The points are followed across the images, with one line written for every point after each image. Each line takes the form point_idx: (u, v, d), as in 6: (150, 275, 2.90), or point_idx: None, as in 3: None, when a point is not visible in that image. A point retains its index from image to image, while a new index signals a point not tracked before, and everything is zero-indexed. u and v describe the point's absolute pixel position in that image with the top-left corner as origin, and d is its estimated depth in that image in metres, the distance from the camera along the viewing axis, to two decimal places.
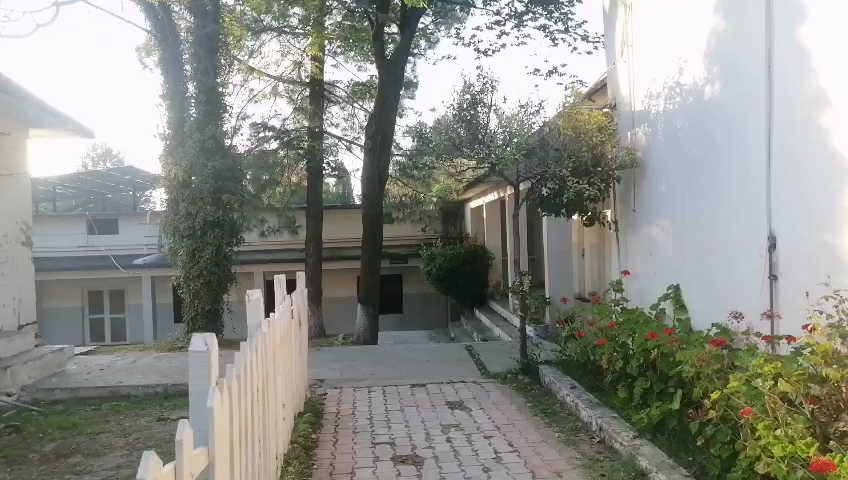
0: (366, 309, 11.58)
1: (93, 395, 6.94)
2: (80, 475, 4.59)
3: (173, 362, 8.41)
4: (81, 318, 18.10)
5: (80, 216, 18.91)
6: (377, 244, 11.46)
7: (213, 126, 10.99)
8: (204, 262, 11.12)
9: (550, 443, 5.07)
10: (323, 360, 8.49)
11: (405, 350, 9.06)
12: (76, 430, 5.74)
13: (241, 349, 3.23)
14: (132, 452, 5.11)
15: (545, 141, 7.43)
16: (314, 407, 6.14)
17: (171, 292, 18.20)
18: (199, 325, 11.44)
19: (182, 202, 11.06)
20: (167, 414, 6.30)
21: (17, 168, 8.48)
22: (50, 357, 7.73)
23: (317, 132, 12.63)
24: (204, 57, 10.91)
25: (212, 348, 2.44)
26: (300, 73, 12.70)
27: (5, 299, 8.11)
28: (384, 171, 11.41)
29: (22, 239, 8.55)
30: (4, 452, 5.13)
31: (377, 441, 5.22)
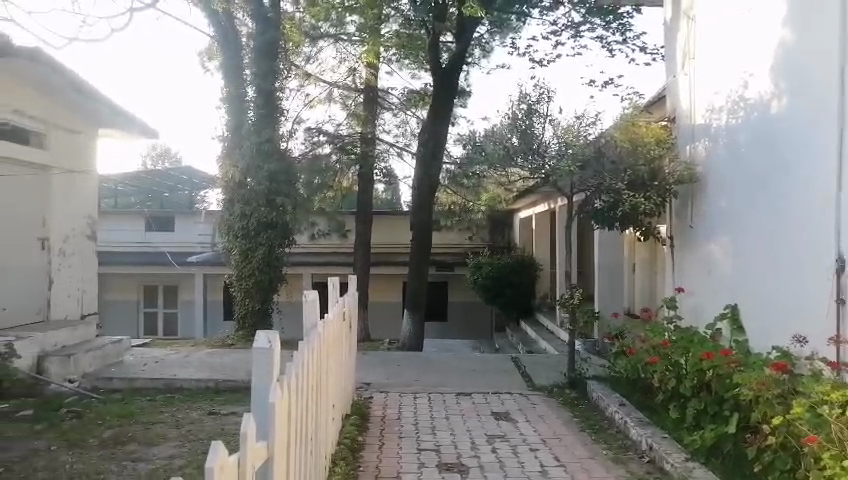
0: (412, 315, 11.63)
1: (148, 386, 7.18)
2: (137, 463, 4.76)
3: (224, 359, 8.62)
4: (137, 311, 18.72)
5: (140, 213, 19.62)
6: (426, 250, 11.51)
7: (270, 129, 11.22)
8: (257, 261, 11.48)
9: (598, 460, 4.99)
10: (370, 364, 8.58)
11: (451, 358, 9.06)
12: (133, 419, 5.95)
13: (299, 349, 3.32)
14: (185, 443, 5.26)
15: (601, 153, 7.31)
16: (361, 410, 6.21)
17: (222, 289, 18.64)
18: (248, 324, 11.70)
19: (238, 202, 11.39)
20: (218, 408, 6.46)
21: (87, 166, 8.88)
22: (110, 348, 8.04)
23: (370, 138, 12.78)
24: (263, 62, 11.24)
25: (274, 345, 2.54)
26: (355, 79, 12.93)
27: (70, 290, 8.51)
28: (435, 179, 11.45)
29: (88, 233, 8.95)
30: (67, 436, 5.36)
31: (422, 447, 5.23)
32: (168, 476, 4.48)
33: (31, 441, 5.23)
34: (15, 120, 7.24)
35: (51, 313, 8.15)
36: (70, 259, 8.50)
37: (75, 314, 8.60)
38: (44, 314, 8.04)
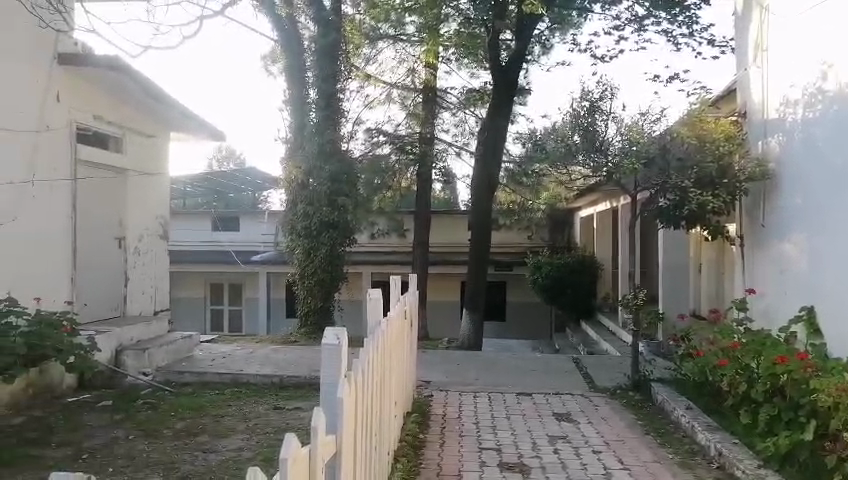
0: (470, 315, 11.63)
1: (217, 380, 7.45)
2: (208, 454, 4.96)
3: (288, 355, 8.85)
4: (204, 308, 19.40)
5: (207, 213, 20.33)
6: (485, 249, 11.48)
7: (331, 130, 11.49)
8: (319, 260, 11.73)
9: (664, 464, 4.87)
10: (429, 362, 8.63)
11: (511, 358, 9.02)
12: (203, 412, 6.19)
13: (365, 346, 3.41)
14: (253, 436, 5.43)
15: (666, 150, 7.09)
16: (421, 408, 6.27)
17: (284, 287, 19.10)
18: (311, 321, 11.95)
19: (301, 202, 11.66)
20: (283, 403, 6.64)
21: (159, 168, 9.26)
22: (181, 343, 8.38)
23: (429, 138, 12.78)
24: (324, 64, 11.53)
25: (343, 342, 2.60)
26: (414, 79, 12.99)
27: (144, 287, 8.92)
28: (495, 177, 11.43)
29: (160, 233, 9.35)
30: (143, 426, 5.63)
31: (484, 446, 5.24)
32: (238, 467, 4.65)
33: (111, 430, 5.52)
34: (96, 125, 7.65)
35: (126, 309, 8.54)
36: (143, 258, 8.91)
37: (148, 310, 9.00)
38: (121, 310, 8.44)
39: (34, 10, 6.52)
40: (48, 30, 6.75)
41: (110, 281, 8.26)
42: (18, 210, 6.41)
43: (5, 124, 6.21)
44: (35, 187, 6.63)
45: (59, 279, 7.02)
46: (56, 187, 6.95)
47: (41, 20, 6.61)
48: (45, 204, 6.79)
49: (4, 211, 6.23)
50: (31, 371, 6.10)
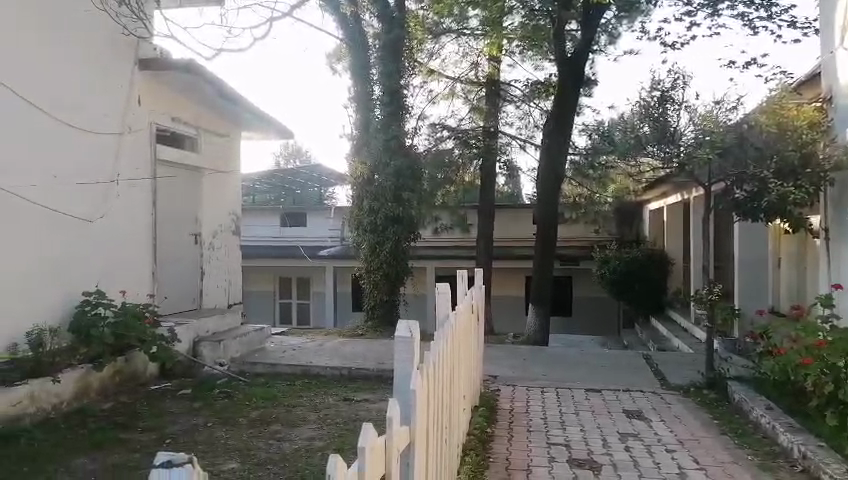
0: (536, 309, 11.55)
1: (288, 371, 7.67)
2: (281, 442, 5.12)
3: (356, 348, 9.01)
4: (273, 302, 20.00)
5: (275, 209, 20.96)
6: (552, 243, 11.34)
7: (396, 125, 11.64)
8: (384, 254, 11.89)
9: (742, 465, 4.70)
10: (495, 356, 8.61)
11: (578, 353, 8.89)
12: (275, 401, 6.39)
13: (435, 339, 3.46)
14: (324, 426, 5.58)
15: (743, 139, 6.90)
16: (488, 402, 6.27)
17: (350, 281, 19.42)
18: (376, 314, 12.18)
19: (366, 198, 11.83)
20: (352, 395, 6.78)
21: (230, 165, 9.56)
22: (254, 335, 8.67)
23: (493, 131, 12.73)
24: (389, 60, 11.67)
25: (415, 334, 2.64)
26: (478, 73, 12.80)
27: (219, 282, 9.30)
28: (561, 170, 11.27)
29: (233, 229, 9.70)
30: (220, 414, 5.88)
31: (552, 441, 5.20)
32: (310, 455, 4.78)
33: (191, 417, 5.78)
34: (174, 126, 8.01)
35: (203, 302, 8.89)
36: (218, 253, 9.27)
37: (222, 303, 9.38)
38: (197, 302, 8.79)
39: (117, 18, 6.88)
40: (130, 37, 7.10)
41: (188, 275, 8.61)
42: (104, 208, 6.78)
43: (92, 128, 6.57)
44: (119, 187, 7.00)
45: (142, 272, 7.41)
46: (138, 185, 7.32)
47: (124, 28, 6.96)
48: (129, 202, 7.17)
49: (94, 210, 6.61)
50: (118, 360, 6.46)
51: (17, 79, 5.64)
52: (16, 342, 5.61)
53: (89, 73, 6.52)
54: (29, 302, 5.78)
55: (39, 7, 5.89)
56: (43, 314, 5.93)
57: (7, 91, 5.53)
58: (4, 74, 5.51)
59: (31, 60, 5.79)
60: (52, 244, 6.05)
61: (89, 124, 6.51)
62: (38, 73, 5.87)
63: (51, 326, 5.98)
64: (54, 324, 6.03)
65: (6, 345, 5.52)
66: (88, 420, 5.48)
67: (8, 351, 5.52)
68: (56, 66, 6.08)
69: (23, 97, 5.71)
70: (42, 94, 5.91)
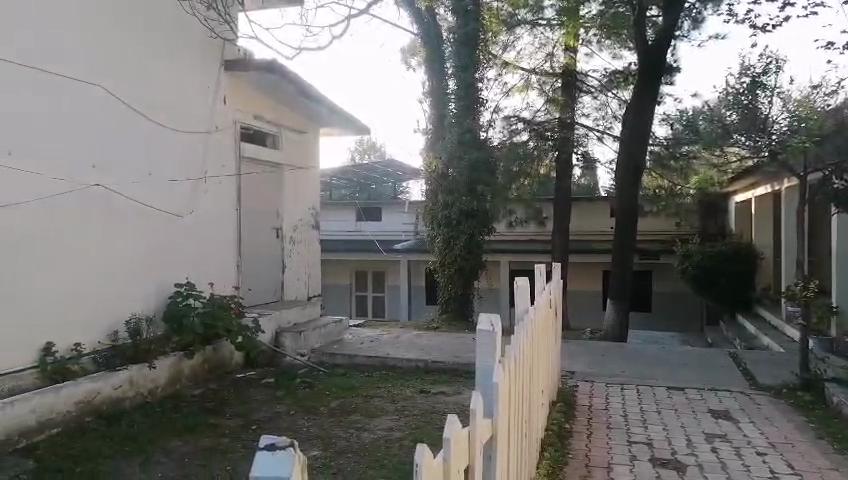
0: (615, 305, 11.28)
1: (366, 363, 7.79)
2: (361, 431, 5.25)
3: (431, 341, 9.07)
4: (349, 294, 20.41)
5: (352, 204, 21.40)
6: (632, 237, 11.04)
7: (471, 119, 11.66)
8: (458, 249, 11.97)
9: (842, 473, 4.44)
10: (573, 352, 8.47)
11: (660, 350, 8.61)
12: (354, 392, 6.53)
13: (515, 333, 3.45)
14: (402, 418, 5.66)
15: (844, 126, 6.49)
16: (567, 398, 6.18)
17: (424, 275, 19.57)
18: (451, 308, 12.29)
19: (441, 192, 11.96)
20: (429, 387, 6.84)
21: (310, 162, 9.87)
22: (333, 327, 8.89)
23: (568, 122, 12.18)
24: (464, 54, 11.74)
25: (497, 328, 2.64)
26: (553, 64, 12.51)
27: (299, 274, 9.61)
28: (642, 161, 10.93)
29: (312, 223, 9.98)
30: (302, 403, 6.06)
31: (634, 440, 5.07)
32: (389, 445, 4.86)
33: (274, 405, 5.99)
34: (256, 124, 8.35)
35: (284, 294, 9.20)
36: (297, 246, 9.56)
37: (302, 295, 9.67)
38: (279, 295, 9.09)
39: (205, 21, 7.22)
40: (217, 39, 7.44)
41: (271, 269, 8.94)
42: (193, 204, 7.11)
43: (183, 128, 6.91)
44: (207, 183, 7.33)
45: (228, 266, 7.75)
46: (224, 182, 7.64)
47: (211, 31, 7.31)
48: (216, 198, 7.49)
49: (183, 205, 6.95)
50: (206, 349, 6.78)
51: (117, 83, 6.00)
52: (117, 331, 5.99)
53: (167, 75, 6.68)
54: (128, 293, 6.15)
55: (136, 14, 6.24)
56: (139, 305, 6.29)
57: (109, 94, 5.90)
58: (106, 79, 5.88)
59: (119, 63, 6.01)
60: (147, 239, 6.41)
61: (178, 124, 6.83)
62: (135, 77, 6.22)
63: (147, 316, 6.36)
64: (150, 313, 6.40)
65: (108, 333, 5.89)
66: (181, 405, 5.79)
67: (109, 339, 5.90)
68: (139, 68, 6.28)
69: (123, 100, 6.07)
70: (139, 97, 6.27)
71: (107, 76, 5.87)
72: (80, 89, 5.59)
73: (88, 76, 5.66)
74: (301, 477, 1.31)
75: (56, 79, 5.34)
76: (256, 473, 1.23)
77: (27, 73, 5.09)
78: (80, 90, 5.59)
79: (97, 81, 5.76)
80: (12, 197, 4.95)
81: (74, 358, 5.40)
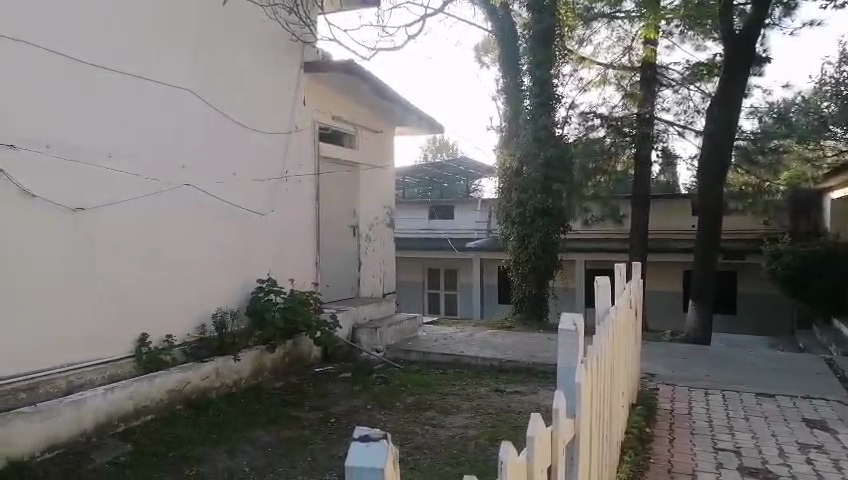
0: (697, 306, 10.86)
1: (440, 360, 7.84)
2: (436, 427, 5.29)
3: (505, 340, 9.01)
4: (422, 292, 20.56)
5: (424, 202, 21.53)
6: (715, 236, 10.60)
7: (546, 116, 11.53)
8: (533, 247, 11.84)
9: None
10: (653, 355, 8.21)
11: (747, 354, 8.22)
12: (430, 389, 6.58)
13: (598, 332, 3.41)
14: (478, 415, 5.66)
15: None
16: (647, 401, 6.01)
17: (496, 274, 19.45)
18: (525, 307, 12.19)
19: (515, 189, 11.87)
20: (504, 386, 6.82)
21: (385, 160, 10.03)
22: (407, 323, 8.98)
23: (647, 118, 11.54)
24: (539, 49, 11.55)
25: (579, 328, 2.65)
26: (632, 58, 12.01)
27: (375, 271, 9.78)
28: (727, 156, 10.46)
29: (387, 222, 10.12)
30: (379, 398, 6.17)
31: (720, 447, 4.87)
32: (465, 442, 4.88)
33: (352, 399, 6.13)
34: (334, 124, 8.55)
35: (360, 291, 9.37)
36: (373, 244, 9.72)
37: (378, 291, 9.83)
38: (355, 291, 9.27)
39: (287, 25, 7.50)
40: (297, 41, 7.68)
41: (348, 266, 9.13)
42: (275, 203, 7.36)
43: (265, 129, 7.15)
44: (287, 183, 7.57)
45: (307, 263, 7.97)
46: (303, 181, 7.87)
47: (293, 34, 7.57)
48: (295, 197, 7.71)
49: (265, 204, 7.20)
50: (287, 343, 7.00)
51: (206, 87, 6.29)
52: (204, 325, 6.28)
53: (249, 77, 6.92)
54: (213, 288, 6.42)
55: (223, 21, 6.53)
56: (225, 300, 6.56)
57: (196, 97, 6.18)
58: (196, 84, 6.19)
59: (204, 67, 6.28)
60: (233, 237, 6.69)
61: (260, 124, 7.08)
62: (220, 79, 6.48)
63: (232, 310, 6.64)
64: (235, 307, 6.68)
65: (196, 326, 6.19)
66: (264, 396, 6.01)
67: (198, 331, 6.20)
68: (224, 71, 6.55)
69: (209, 103, 6.35)
70: (223, 99, 6.54)
71: (197, 80, 6.19)
72: (171, 94, 5.89)
73: (180, 81, 5.99)
74: (396, 470, 1.33)
75: (152, 85, 5.68)
76: (352, 463, 1.27)
77: (127, 79, 5.43)
78: (173, 95, 5.91)
79: (189, 86, 6.08)
80: (111, 196, 5.29)
81: (166, 349, 5.71)
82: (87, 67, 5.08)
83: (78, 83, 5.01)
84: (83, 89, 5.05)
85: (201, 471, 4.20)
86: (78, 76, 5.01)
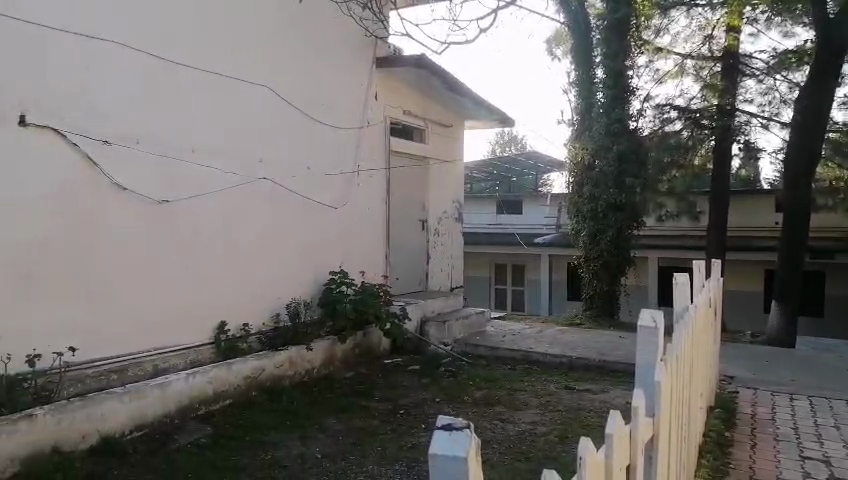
0: (781, 307, 10.35)
1: (509, 355, 7.80)
2: (505, 423, 5.27)
3: (575, 338, 8.84)
4: (489, 287, 20.49)
5: (492, 197, 21.42)
6: (802, 233, 10.05)
7: (620, 109, 11.27)
8: (604, 243, 11.56)
9: None
10: (732, 357, 7.87)
11: (837, 359, 7.75)
12: (498, 384, 6.54)
13: (676, 331, 3.30)
14: (547, 413, 5.59)
15: None
16: (726, 404, 5.78)
17: (566, 270, 19.14)
18: (595, 305, 11.96)
19: (587, 184, 11.58)
20: (573, 384, 6.70)
21: (454, 155, 10.01)
22: (475, 318, 8.97)
23: (728, 110, 10.83)
24: (613, 39, 11.33)
25: (660, 325, 2.57)
26: (711, 47, 11.33)
27: (443, 266, 9.81)
28: (817, 149, 9.89)
29: (455, 216, 10.15)
30: (448, 391, 6.20)
31: (806, 455, 4.62)
32: (534, 439, 4.82)
33: (421, 391, 6.18)
34: (404, 119, 8.60)
35: (428, 284, 9.42)
36: (441, 239, 9.74)
37: (445, 285, 9.86)
38: (423, 285, 9.33)
39: (360, 21, 7.60)
40: (371, 37, 7.79)
41: (416, 261, 9.19)
42: (347, 196, 7.51)
43: (339, 125, 7.30)
44: (359, 177, 7.70)
45: (377, 256, 8.10)
46: (374, 175, 7.98)
47: (366, 30, 7.68)
48: (366, 192, 7.83)
49: (338, 198, 7.34)
50: (357, 335, 7.11)
51: (282, 83, 6.46)
52: (279, 314, 6.49)
53: (324, 73, 7.06)
54: (287, 280, 6.61)
55: (300, 19, 6.69)
56: (298, 291, 6.76)
57: (274, 94, 6.37)
58: (274, 81, 6.37)
59: (282, 65, 6.46)
60: (307, 230, 6.87)
61: (334, 120, 7.23)
62: (296, 77, 6.65)
63: (305, 301, 6.83)
64: (307, 298, 6.87)
65: (272, 315, 6.41)
66: (335, 385, 6.14)
67: (272, 320, 6.41)
68: (300, 68, 6.71)
69: (286, 99, 6.53)
70: (300, 96, 6.71)
71: (275, 77, 6.37)
72: (251, 91, 6.09)
73: (260, 78, 6.19)
74: (477, 471, 1.31)
75: (234, 83, 5.91)
76: (436, 450, 1.28)
77: (210, 77, 5.66)
78: (253, 92, 6.12)
79: (268, 84, 6.28)
80: (193, 190, 5.52)
81: (243, 337, 5.93)
82: (175, 67, 5.33)
83: (166, 83, 5.26)
84: (171, 88, 5.30)
85: (276, 455, 4.35)
86: (166, 76, 5.25)
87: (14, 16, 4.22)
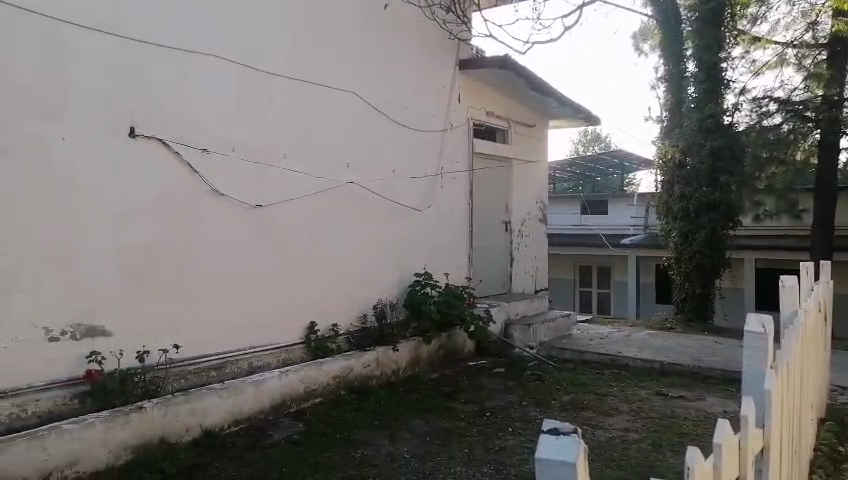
0: None
1: (597, 359, 7.59)
2: (595, 428, 5.12)
3: (666, 342, 8.50)
4: (572, 289, 20.03)
5: (576, 197, 20.93)
6: None
7: (713, 104, 10.72)
8: (697, 244, 11.06)
9: None
10: (843, 365, 7.33)
11: None
12: (586, 389, 6.39)
13: (785, 336, 3.11)
14: (639, 419, 5.40)
15: None
16: (838, 417, 5.37)
17: (654, 272, 18.46)
18: (687, 308, 11.45)
19: (678, 183, 11.13)
20: (666, 390, 6.44)
21: (537, 156, 9.84)
22: (561, 321, 8.80)
23: (836, 101, 10.10)
24: (705, 30, 10.79)
25: (768, 330, 2.45)
26: (814, 34, 10.52)
27: (527, 267, 9.68)
28: None
29: (539, 216, 9.99)
30: (535, 394, 6.11)
31: None
32: (626, 446, 4.66)
33: (507, 394, 6.13)
34: (488, 120, 8.57)
35: (512, 286, 9.32)
36: (525, 240, 9.63)
37: (529, 287, 9.72)
38: (506, 287, 9.23)
39: (443, 24, 7.61)
40: (454, 40, 7.81)
41: (500, 262, 9.12)
42: (431, 198, 7.55)
43: (422, 128, 7.36)
44: (443, 179, 7.73)
45: (461, 258, 8.09)
46: (457, 177, 7.99)
47: (450, 33, 7.71)
48: (450, 193, 7.86)
49: (422, 200, 7.40)
50: (442, 336, 7.13)
51: (367, 88, 6.58)
52: (366, 314, 6.59)
53: (408, 76, 7.13)
54: (373, 281, 6.71)
55: (384, 25, 6.79)
56: (384, 292, 6.85)
57: (360, 99, 6.50)
58: (359, 86, 6.50)
59: (367, 71, 6.58)
60: (392, 231, 6.95)
61: (418, 123, 7.29)
62: (381, 81, 6.76)
63: (391, 302, 6.92)
64: (393, 299, 6.96)
65: (359, 315, 6.52)
66: (422, 386, 6.18)
67: (360, 320, 6.53)
68: (384, 73, 6.81)
69: (371, 104, 6.64)
70: (384, 99, 6.81)
71: (360, 83, 6.49)
72: (337, 96, 6.24)
73: (346, 84, 6.33)
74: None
75: (321, 89, 6.06)
76: (542, 454, 1.26)
77: (299, 86, 5.85)
78: (339, 98, 6.26)
79: (353, 89, 6.42)
80: (285, 194, 5.71)
81: (332, 337, 6.07)
82: (266, 76, 5.55)
83: (257, 92, 5.47)
84: (263, 96, 5.52)
85: (365, 454, 4.42)
86: (257, 85, 5.47)
87: (123, 35, 4.53)
